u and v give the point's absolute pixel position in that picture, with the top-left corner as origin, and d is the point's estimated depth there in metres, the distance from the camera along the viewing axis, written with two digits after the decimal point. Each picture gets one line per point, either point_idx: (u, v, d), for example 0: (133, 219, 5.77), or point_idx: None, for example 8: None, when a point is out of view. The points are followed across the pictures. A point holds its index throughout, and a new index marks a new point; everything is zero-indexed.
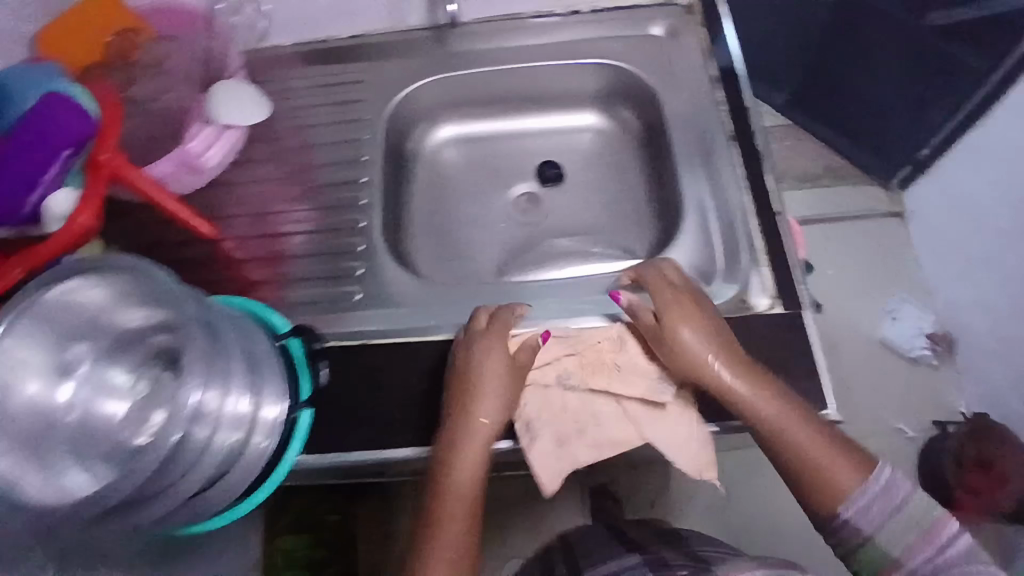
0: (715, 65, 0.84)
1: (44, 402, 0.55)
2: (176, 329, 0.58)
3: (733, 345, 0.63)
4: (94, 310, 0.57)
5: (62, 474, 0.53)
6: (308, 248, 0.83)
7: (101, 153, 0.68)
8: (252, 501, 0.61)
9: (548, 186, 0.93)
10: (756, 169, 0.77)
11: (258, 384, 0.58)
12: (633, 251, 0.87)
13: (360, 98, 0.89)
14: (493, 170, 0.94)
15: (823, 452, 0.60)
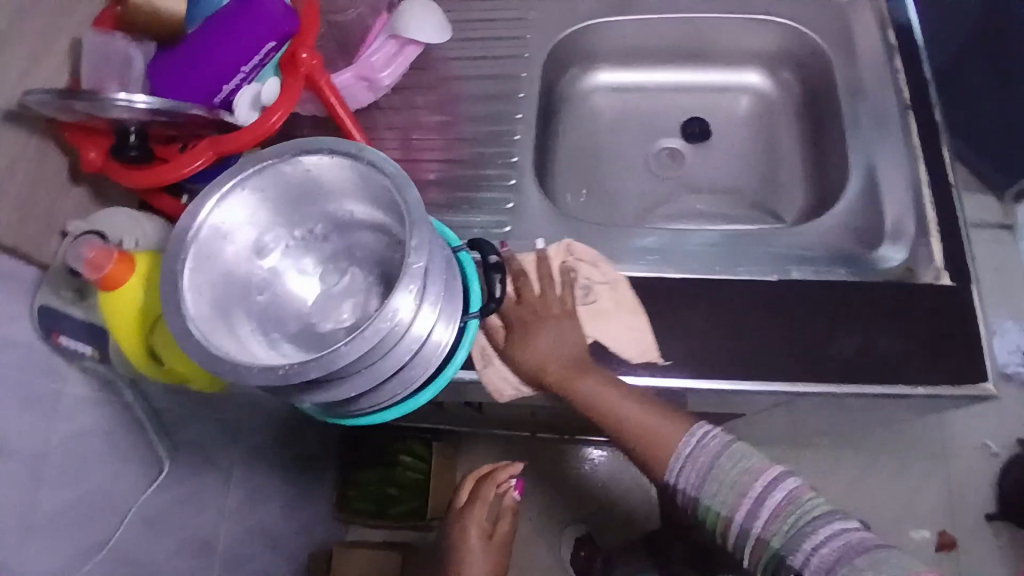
0: (895, 35, 0.82)
1: (246, 269, 0.57)
2: (388, 226, 0.57)
3: (583, 349, 0.66)
4: (308, 190, 0.57)
5: (250, 341, 0.54)
6: (459, 175, 0.84)
7: (301, 52, 0.70)
8: (412, 405, 0.60)
9: (692, 145, 0.93)
10: (931, 141, 0.76)
11: (450, 293, 0.56)
12: (778, 216, 0.86)
13: (524, 34, 0.90)
14: (639, 122, 0.94)
15: (637, 411, 0.63)
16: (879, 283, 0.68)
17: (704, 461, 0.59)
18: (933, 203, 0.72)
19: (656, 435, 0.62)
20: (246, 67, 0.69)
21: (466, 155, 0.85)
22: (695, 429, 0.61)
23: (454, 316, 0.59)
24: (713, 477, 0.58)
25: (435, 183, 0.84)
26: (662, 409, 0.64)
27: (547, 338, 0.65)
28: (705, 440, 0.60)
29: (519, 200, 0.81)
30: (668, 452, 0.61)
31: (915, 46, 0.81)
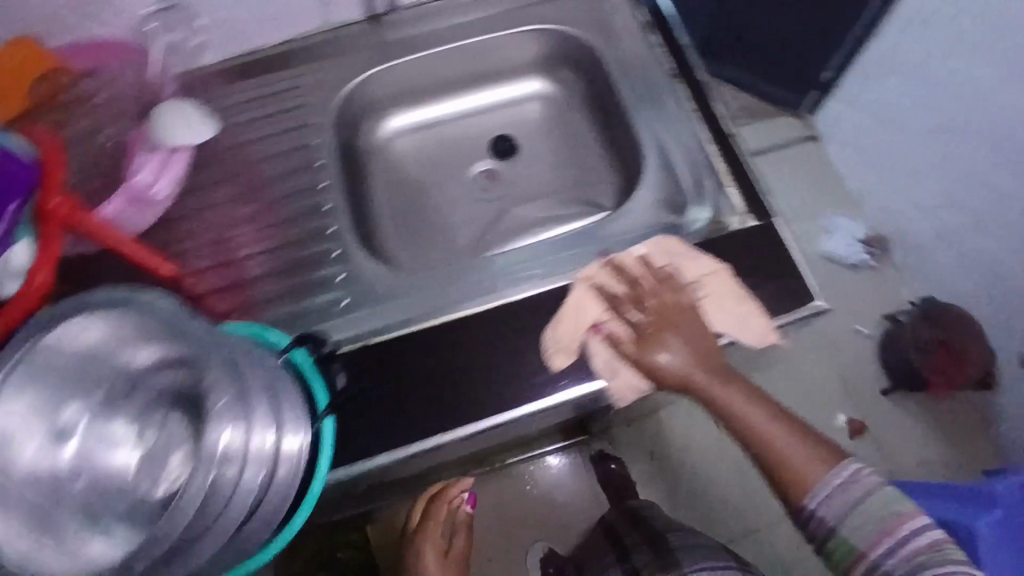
0: (644, 11, 0.87)
1: (47, 466, 0.51)
2: (189, 364, 0.54)
3: (711, 356, 0.61)
4: (91, 358, 0.53)
5: (75, 544, 0.50)
6: (279, 265, 0.80)
7: (49, 201, 0.63)
8: (289, 530, 0.58)
9: (505, 160, 0.95)
10: (701, 100, 0.81)
11: (280, 412, 0.54)
12: (600, 204, 0.90)
13: (302, 102, 0.86)
14: (449, 153, 0.95)
15: (767, 422, 0.56)
16: (697, 243, 0.72)
17: (842, 495, 0.51)
18: (720, 154, 0.78)
19: (779, 454, 0.54)
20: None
21: (282, 240, 0.81)
22: (841, 459, 0.53)
23: (302, 423, 0.55)
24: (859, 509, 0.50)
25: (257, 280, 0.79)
26: (769, 403, 0.58)
27: (675, 349, 0.61)
28: (844, 473, 0.52)
29: (348, 269, 0.78)
30: (808, 472, 0.53)
31: (663, 17, 0.86)
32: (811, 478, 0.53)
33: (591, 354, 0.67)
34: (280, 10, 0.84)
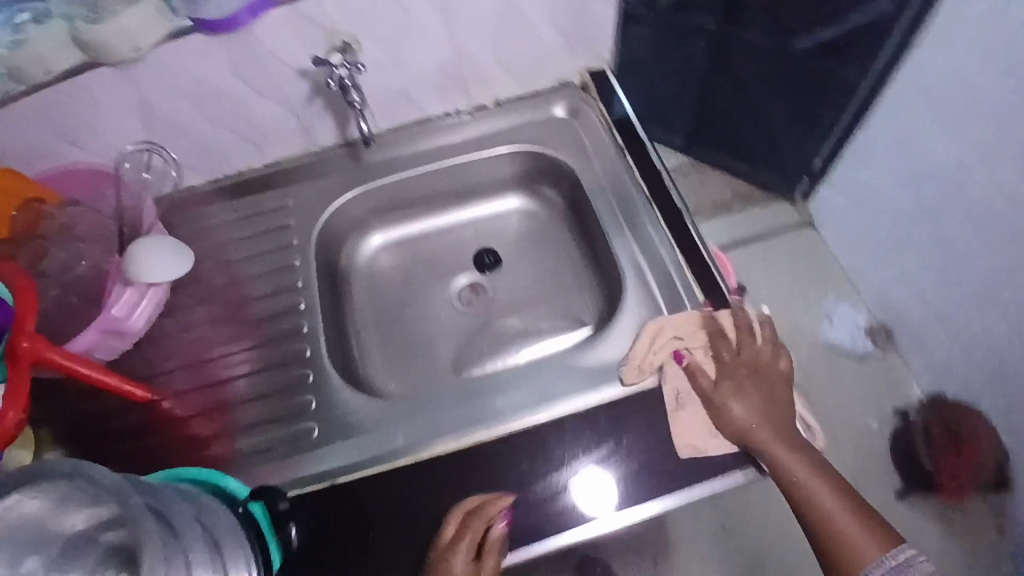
0: (620, 135, 0.90)
1: None
2: (127, 529, 0.51)
3: (788, 422, 0.70)
4: (37, 522, 0.51)
5: None
6: (254, 390, 0.79)
7: (19, 342, 0.62)
8: None
9: (488, 273, 0.95)
10: (678, 223, 0.82)
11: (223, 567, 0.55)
12: (583, 319, 0.89)
13: (285, 223, 0.88)
14: (432, 266, 0.96)
15: (837, 508, 0.67)
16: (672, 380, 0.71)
17: (902, 574, 0.62)
18: (695, 280, 0.79)
19: (845, 536, 0.65)
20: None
21: (258, 364, 0.80)
22: (897, 546, 0.64)
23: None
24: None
25: (232, 406, 0.78)
26: (840, 491, 0.68)
27: (753, 400, 0.70)
28: (902, 560, 0.63)
29: (322, 398, 0.77)
30: (863, 558, 0.64)
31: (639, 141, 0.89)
32: (863, 564, 0.63)
33: (664, 380, 0.71)
34: (266, 136, 0.85)
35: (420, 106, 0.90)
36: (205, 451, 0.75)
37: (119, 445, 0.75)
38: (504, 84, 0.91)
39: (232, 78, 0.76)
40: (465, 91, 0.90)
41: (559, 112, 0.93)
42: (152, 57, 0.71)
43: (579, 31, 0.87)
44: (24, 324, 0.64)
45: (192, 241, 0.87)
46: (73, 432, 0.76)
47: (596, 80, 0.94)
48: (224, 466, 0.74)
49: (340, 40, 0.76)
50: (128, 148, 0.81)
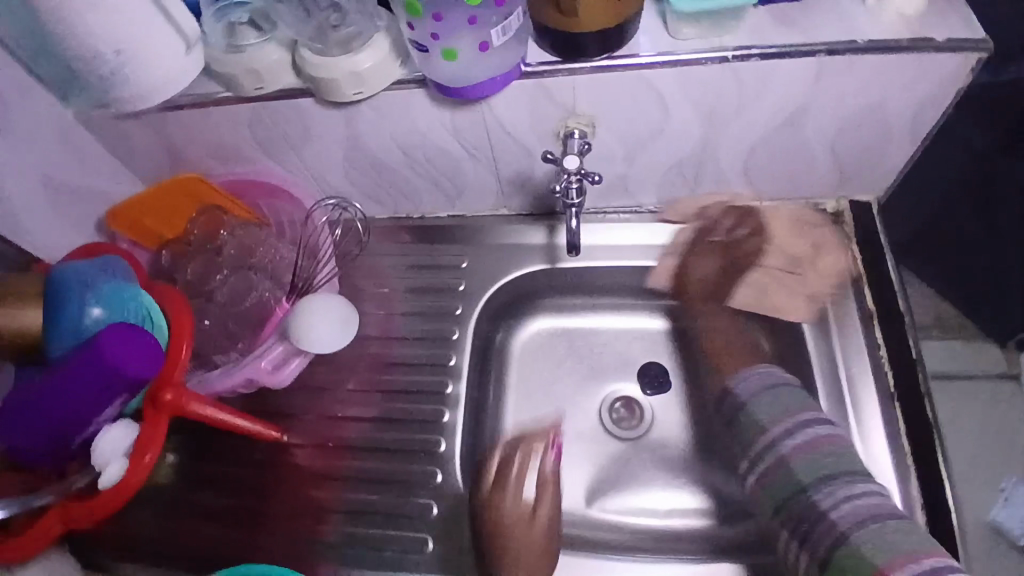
0: (871, 298, 0.74)
1: None
2: None
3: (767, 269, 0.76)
4: None
5: None
6: (377, 470, 0.73)
7: (165, 394, 0.60)
8: None
9: (653, 394, 0.81)
10: (919, 446, 0.67)
11: None
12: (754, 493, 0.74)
13: (455, 287, 0.80)
14: (591, 367, 0.83)
15: (727, 333, 0.78)
16: None
17: (758, 383, 0.71)
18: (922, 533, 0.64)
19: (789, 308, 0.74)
20: (101, 415, 0.60)
21: (389, 441, 0.74)
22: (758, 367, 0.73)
23: None
24: (772, 390, 0.70)
25: (353, 480, 0.73)
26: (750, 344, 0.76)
27: (709, 263, 0.79)
28: (762, 374, 0.72)
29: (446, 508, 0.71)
30: (731, 358, 0.76)
31: (897, 316, 0.72)
32: (732, 366, 0.75)
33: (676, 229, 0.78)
34: (463, 192, 0.76)
35: (633, 198, 0.77)
36: (317, 521, 0.71)
37: (242, 479, 0.74)
38: (740, 194, 0.76)
39: (450, 139, 0.67)
40: (692, 192, 0.76)
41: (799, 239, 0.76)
42: (376, 99, 0.62)
43: (856, 164, 0.71)
44: (170, 375, 0.62)
45: (358, 277, 0.82)
46: (195, 447, 0.76)
47: (855, 212, 0.77)
48: (331, 551, 0.69)
49: (575, 124, 0.64)
50: (327, 203, 0.76)
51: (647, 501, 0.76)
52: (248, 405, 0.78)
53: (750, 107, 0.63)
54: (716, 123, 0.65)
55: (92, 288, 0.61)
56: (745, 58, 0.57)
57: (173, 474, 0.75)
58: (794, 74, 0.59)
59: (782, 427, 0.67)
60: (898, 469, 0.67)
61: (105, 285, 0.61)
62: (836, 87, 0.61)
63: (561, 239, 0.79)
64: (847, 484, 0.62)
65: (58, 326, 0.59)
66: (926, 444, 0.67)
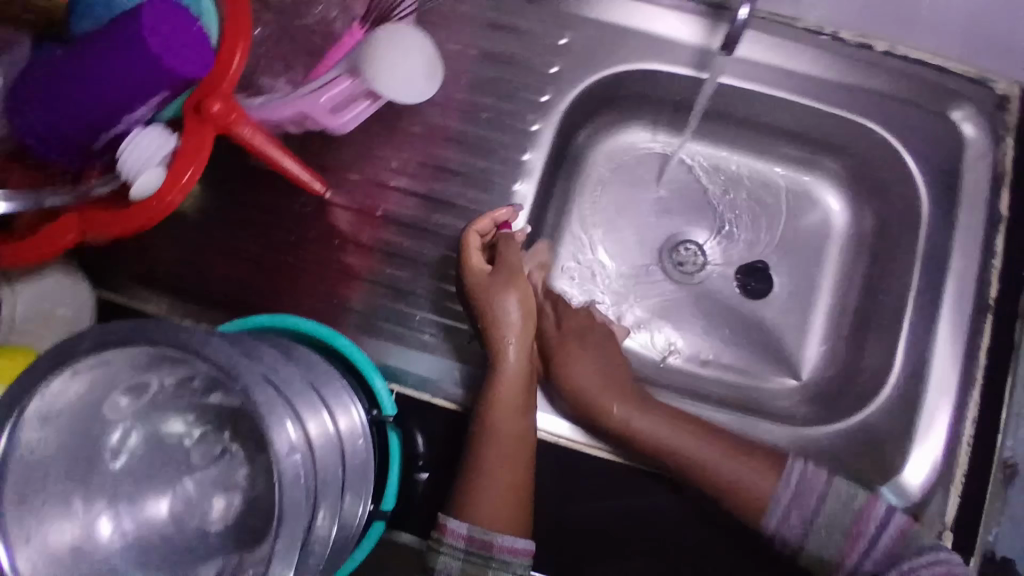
0: (1009, 200, 0.64)
1: (116, 459, 0.47)
2: (196, 369, 0.45)
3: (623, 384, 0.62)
4: (106, 383, 0.46)
5: (140, 506, 0.47)
6: (417, 250, 0.67)
7: (211, 102, 0.49)
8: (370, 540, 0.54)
9: (750, 288, 0.74)
10: (996, 366, 0.63)
11: (328, 407, 0.47)
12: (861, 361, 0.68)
13: (548, 68, 0.67)
14: (706, 206, 0.75)
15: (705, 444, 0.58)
16: None
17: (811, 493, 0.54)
18: (969, 446, 0.62)
19: (739, 471, 0.56)
20: (132, 114, 0.50)
21: (437, 225, 0.67)
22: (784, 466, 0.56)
23: (345, 408, 0.48)
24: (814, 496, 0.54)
25: (393, 257, 0.67)
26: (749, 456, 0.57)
27: (582, 359, 0.63)
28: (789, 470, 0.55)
29: None
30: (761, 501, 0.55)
31: None
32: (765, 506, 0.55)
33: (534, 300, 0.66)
34: None
35: (791, 5, 0.63)
36: (348, 286, 0.66)
37: (275, 226, 0.68)
38: (919, 36, 0.63)
39: None
40: (865, 17, 0.62)
41: (961, 119, 0.65)
42: None
43: None
44: (215, 78, 0.50)
45: (436, 28, 0.68)
46: (224, 181, 0.69)
47: None
48: (361, 321, 0.65)
49: None
50: None
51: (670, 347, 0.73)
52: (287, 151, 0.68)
53: None
54: None
55: None
56: None
57: (199, 208, 0.68)
58: None
59: (851, 558, 0.52)
60: (967, 382, 0.62)
61: None
62: None
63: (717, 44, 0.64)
64: (912, 557, 0.51)
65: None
66: (1006, 364, 0.63)
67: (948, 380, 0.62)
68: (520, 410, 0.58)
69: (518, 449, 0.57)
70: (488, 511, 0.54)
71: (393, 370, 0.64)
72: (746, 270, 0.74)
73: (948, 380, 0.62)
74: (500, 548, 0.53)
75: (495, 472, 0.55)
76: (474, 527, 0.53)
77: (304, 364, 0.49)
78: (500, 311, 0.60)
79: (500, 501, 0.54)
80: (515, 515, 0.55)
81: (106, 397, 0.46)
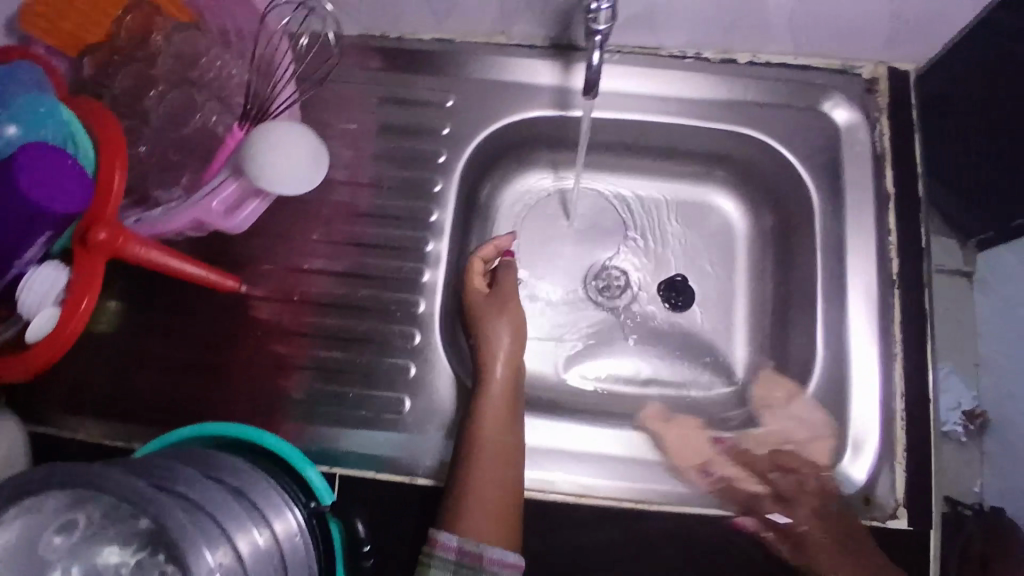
0: (892, 178, 0.68)
1: None
2: (116, 506, 0.45)
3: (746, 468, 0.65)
4: (28, 531, 0.45)
5: None
6: (343, 327, 0.67)
7: (95, 231, 0.50)
8: None
9: (675, 302, 0.75)
10: (911, 336, 0.65)
11: (260, 513, 0.49)
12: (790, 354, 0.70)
13: (440, 129, 0.69)
14: (619, 229, 0.77)
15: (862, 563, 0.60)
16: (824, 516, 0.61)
17: None
18: (903, 419, 0.63)
19: None
20: (23, 255, 0.51)
21: (358, 299, 0.68)
22: None
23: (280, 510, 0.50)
24: None
25: (320, 338, 0.67)
26: None
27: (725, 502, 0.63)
28: None
29: (424, 369, 0.66)
30: None
31: (915, 200, 0.68)
32: None
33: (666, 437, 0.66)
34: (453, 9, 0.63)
35: (655, 36, 0.66)
36: (281, 375, 0.66)
37: (198, 329, 0.68)
38: (776, 43, 0.67)
39: None
40: (722, 34, 0.65)
41: (832, 111, 0.69)
42: None
43: (909, 19, 0.61)
44: (100, 209, 0.51)
45: (326, 110, 0.70)
46: (141, 292, 0.69)
47: (890, 79, 0.69)
48: (297, 407, 0.65)
49: None
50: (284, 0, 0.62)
51: (609, 373, 0.74)
52: (199, 252, 0.69)
53: None
54: None
55: (3, 103, 0.52)
56: None
57: (120, 323, 0.68)
58: None
59: None
60: (888, 357, 0.65)
61: (15, 98, 0.52)
62: None
63: (575, 82, 0.67)
64: None
65: None
66: (920, 333, 0.65)
67: (870, 359, 0.64)
68: (510, 419, 0.61)
69: (506, 463, 0.59)
70: (478, 525, 0.55)
71: (334, 453, 0.64)
72: (667, 285, 0.76)
73: (869, 359, 0.65)
74: (489, 560, 0.54)
75: (488, 486, 0.57)
76: (464, 540, 0.55)
77: (230, 476, 0.50)
78: (494, 335, 0.65)
79: (493, 514, 0.56)
80: (506, 527, 0.56)
81: (35, 540, 0.45)
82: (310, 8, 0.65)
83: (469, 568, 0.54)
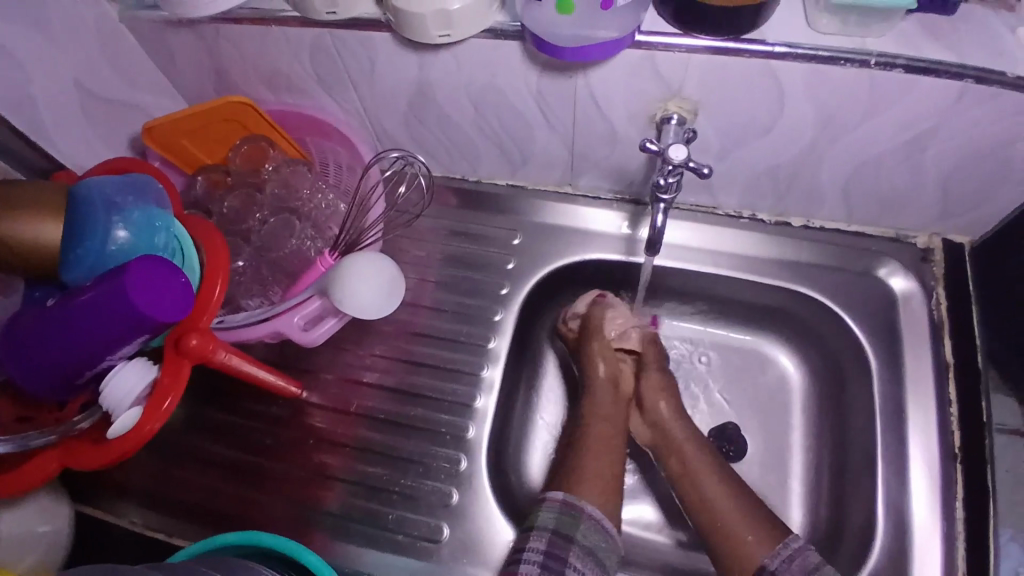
0: (951, 348, 0.68)
1: None
2: None
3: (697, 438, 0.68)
4: None
5: None
6: (393, 443, 0.69)
7: (190, 337, 0.54)
8: None
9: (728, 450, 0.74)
10: (974, 516, 0.62)
11: None
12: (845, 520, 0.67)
13: (505, 263, 0.74)
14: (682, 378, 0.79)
15: (720, 490, 0.63)
16: None
17: None
18: None
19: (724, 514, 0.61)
20: (116, 353, 0.55)
21: (410, 418, 0.70)
22: None
23: None
24: None
25: (367, 452, 0.68)
26: None
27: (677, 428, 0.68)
28: None
29: (465, 496, 0.66)
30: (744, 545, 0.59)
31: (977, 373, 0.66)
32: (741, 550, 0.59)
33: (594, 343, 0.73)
34: (529, 161, 0.70)
35: (714, 197, 0.71)
36: (325, 486, 0.67)
37: (254, 430, 0.70)
38: (830, 212, 0.70)
39: (529, 102, 0.60)
40: (778, 199, 0.70)
41: (888, 278, 0.71)
42: (457, 45, 0.55)
43: (962, 205, 0.64)
44: (198, 320, 0.56)
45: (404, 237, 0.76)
46: (209, 388, 0.73)
47: (946, 251, 0.70)
48: (335, 521, 0.65)
49: (674, 108, 0.57)
50: (392, 156, 0.72)
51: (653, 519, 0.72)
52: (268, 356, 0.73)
53: (869, 121, 0.56)
54: (826, 131, 0.58)
55: (119, 212, 0.55)
56: (888, 67, 0.50)
57: (183, 417, 0.71)
58: (932, 94, 0.52)
59: None
60: (949, 535, 0.61)
61: (133, 210, 0.56)
62: (969, 116, 0.53)
63: (643, 233, 0.72)
64: None
65: (77, 250, 0.54)
66: (985, 514, 0.62)
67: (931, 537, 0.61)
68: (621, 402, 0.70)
69: (615, 463, 0.64)
70: (589, 489, 0.61)
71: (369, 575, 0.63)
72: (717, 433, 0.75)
73: (929, 536, 0.61)
74: (589, 518, 0.59)
75: (596, 479, 0.62)
76: (572, 495, 0.61)
77: None
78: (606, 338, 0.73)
79: (602, 488, 0.61)
80: (609, 497, 0.61)
81: None
82: (410, 161, 0.73)
83: (557, 559, 0.56)
